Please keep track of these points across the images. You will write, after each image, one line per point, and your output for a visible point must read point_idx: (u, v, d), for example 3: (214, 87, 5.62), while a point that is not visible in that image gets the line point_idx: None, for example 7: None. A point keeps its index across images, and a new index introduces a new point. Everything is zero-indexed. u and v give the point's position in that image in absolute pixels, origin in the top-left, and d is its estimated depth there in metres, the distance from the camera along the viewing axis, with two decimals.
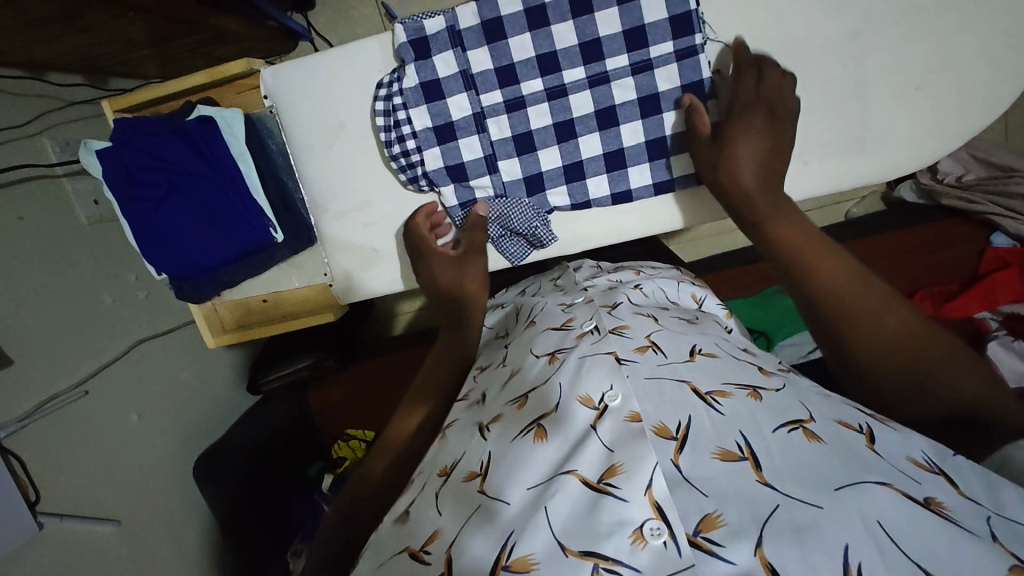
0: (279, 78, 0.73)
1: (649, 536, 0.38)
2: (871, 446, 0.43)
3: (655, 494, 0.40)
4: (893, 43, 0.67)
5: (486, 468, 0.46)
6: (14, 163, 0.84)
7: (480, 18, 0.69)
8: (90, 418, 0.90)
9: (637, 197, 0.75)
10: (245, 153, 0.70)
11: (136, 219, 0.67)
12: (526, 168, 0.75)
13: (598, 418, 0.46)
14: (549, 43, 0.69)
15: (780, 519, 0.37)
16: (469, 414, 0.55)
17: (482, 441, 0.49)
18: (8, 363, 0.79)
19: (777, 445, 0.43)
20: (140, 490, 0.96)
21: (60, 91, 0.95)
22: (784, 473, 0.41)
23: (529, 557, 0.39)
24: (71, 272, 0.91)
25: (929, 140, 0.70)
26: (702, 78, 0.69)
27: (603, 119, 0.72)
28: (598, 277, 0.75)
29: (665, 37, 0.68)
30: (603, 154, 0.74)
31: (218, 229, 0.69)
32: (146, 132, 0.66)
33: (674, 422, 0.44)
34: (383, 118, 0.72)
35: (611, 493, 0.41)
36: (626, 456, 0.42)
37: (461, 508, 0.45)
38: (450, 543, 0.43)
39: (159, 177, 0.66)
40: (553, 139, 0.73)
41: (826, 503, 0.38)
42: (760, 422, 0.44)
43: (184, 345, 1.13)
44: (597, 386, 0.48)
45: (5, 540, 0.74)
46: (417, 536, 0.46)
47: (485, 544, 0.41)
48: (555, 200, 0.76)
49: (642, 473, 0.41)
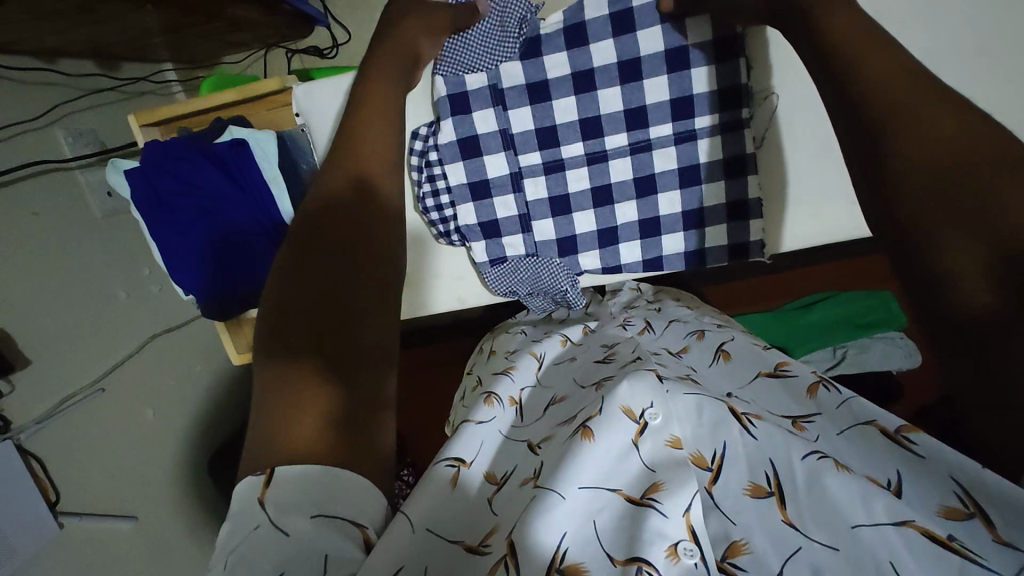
0: (311, 97, 0.66)
1: (682, 554, 0.36)
2: (897, 496, 0.38)
3: (692, 517, 0.38)
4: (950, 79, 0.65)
5: (540, 472, 0.44)
6: (29, 157, 0.82)
7: (524, 81, 0.66)
8: (107, 416, 0.90)
9: (667, 266, 0.73)
10: (277, 176, 0.67)
11: (164, 245, 0.66)
12: (559, 230, 0.73)
13: (638, 435, 0.44)
14: (594, 107, 0.66)
15: (802, 559, 0.36)
16: (529, 430, 0.53)
17: (532, 455, 0.47)
18: (27, 364, 0.78)
19: (808, 475, 0.40)
20: (158, 485, 0.97)
21: (74, 79, 0.92)
22: (809, 509, 0.39)
23: (580, 563, 0.36)
24: (86, 267, 0.90)
25: None
26: (745, 152, 0.66)
27: (642, 186, 0.69)
28: (636, 314, 0.75)
29: (708, 110, 0.65)
30: (638, 221, 0.71)
31: (248, 252, 0.67)
32: (175, 157, 0.65)
33: (709, 451, 0.43)
34: (417, 173, 0.71)
35: (652, 506, 0.39)
36: (669, 477, 0.40)
37: (515, 506, 0.41)
38: (510, 529, 0.39)
39: (188, 202, 0.66)
40: (589, 204, 0.71)
41: (843, 546, 0.36)
42: (790, 447, 0.42)
43: (197, 338, 1.13)
44: (639, 399, 0.45)
45: (28, 542, 0.75)
46: (470, 530, 0.40)
47: (531, 536, 0.37)
48: (586, 263, 0.74)
49: (684, 493, 0.39)
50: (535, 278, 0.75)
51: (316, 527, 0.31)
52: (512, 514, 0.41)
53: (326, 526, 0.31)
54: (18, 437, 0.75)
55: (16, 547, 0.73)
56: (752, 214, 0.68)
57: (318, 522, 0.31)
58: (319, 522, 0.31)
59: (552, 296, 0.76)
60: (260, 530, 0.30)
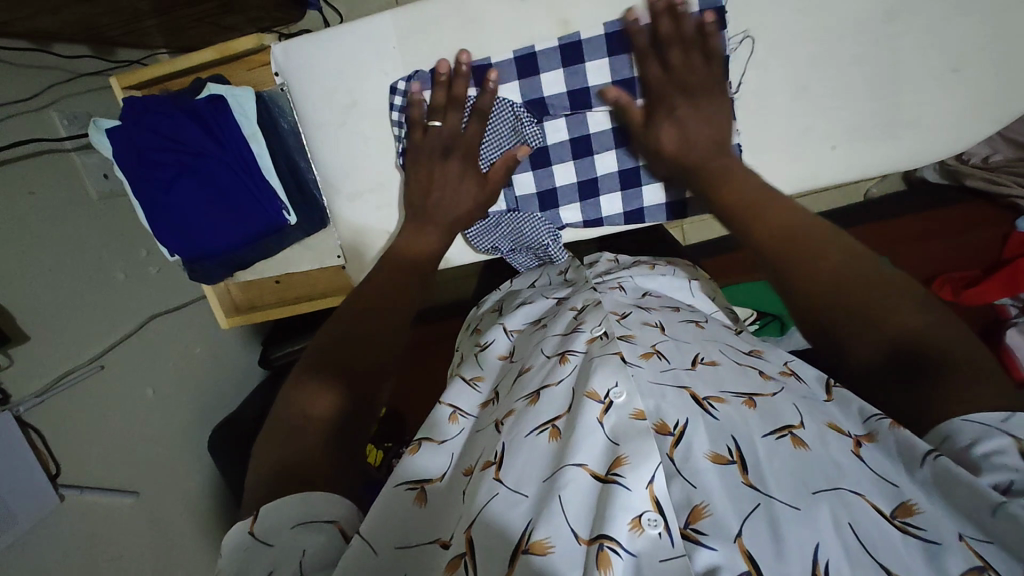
0: (291, 54, 0.69)
1: (646, 525, 0.38)
2: (857, 455, 0.41)
3: (655, 488, 0.39)
4: (932, 21, 0.64)
5: (501, 456, 0.44)
6: (24, 137, 0.83)
7: (513, 53, 0.68)
8: (107, 393, 0.91)
9: (648, 217, 0.74)
10: (257, 133, 0.70)
11: (148, 201, 0.68)
12: (539, 182, 0.74)
13: (603, 413, 0.44)
14: (582, 80, 0.68)
15: (761, 516, 0.36)
16: (495, 408, 0.53)
17: (497, 435, 0.48)
18: (26, 339, 0.79)
19: (768, 451, 0.41)
20: (158, 462, 0.98)
21: (67, 62, 0.93)
22: (771, 476, 0.39)
23: (546, 540, 0.37)
24: (84, 246, 0.91)
25: (956, 127, 0.69)
26: None
27: (621, 135, 0.70)
28: (610, 275, 0.72)
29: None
30: (618, 171, 0.72)
31: (234, 211, 0.71)
32: (155, 112, 0.66)
33: (673, 419, 0.43)
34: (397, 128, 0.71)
35: (616, 481, 0.39)
36: (632, 449, 0.41)
37: (476, 492, 0.43)
38: (470, 520, 0.40)
39: (170, 158, 0.66)
40: (568, 155, 0.72)
41: (803, 505, 0.37)
42: (751, 427, 0.42)
43: (196, 320, 1.14)
44: (602, 381, 0.46)
45: (28, 514, 0.76)
46: (443, 528, 0.44)
47: (499, 528, 0.39)
48: (567, 216, 0.75)
49: (647, 465, 0.40)
50: (518, 233, 0.75)
51: (296, 535, 0.39)
52: (476, 499, 0.42)
53: (305, 531, 0.40)
54: (18, 409, 0.77)
55: (16, 516, 0.74)
56: None
57: (297, 530, 0.40)
58: (299, 529, 0.40)
59: (534, 251, 0.77)
60: (251, 550, 0.39)
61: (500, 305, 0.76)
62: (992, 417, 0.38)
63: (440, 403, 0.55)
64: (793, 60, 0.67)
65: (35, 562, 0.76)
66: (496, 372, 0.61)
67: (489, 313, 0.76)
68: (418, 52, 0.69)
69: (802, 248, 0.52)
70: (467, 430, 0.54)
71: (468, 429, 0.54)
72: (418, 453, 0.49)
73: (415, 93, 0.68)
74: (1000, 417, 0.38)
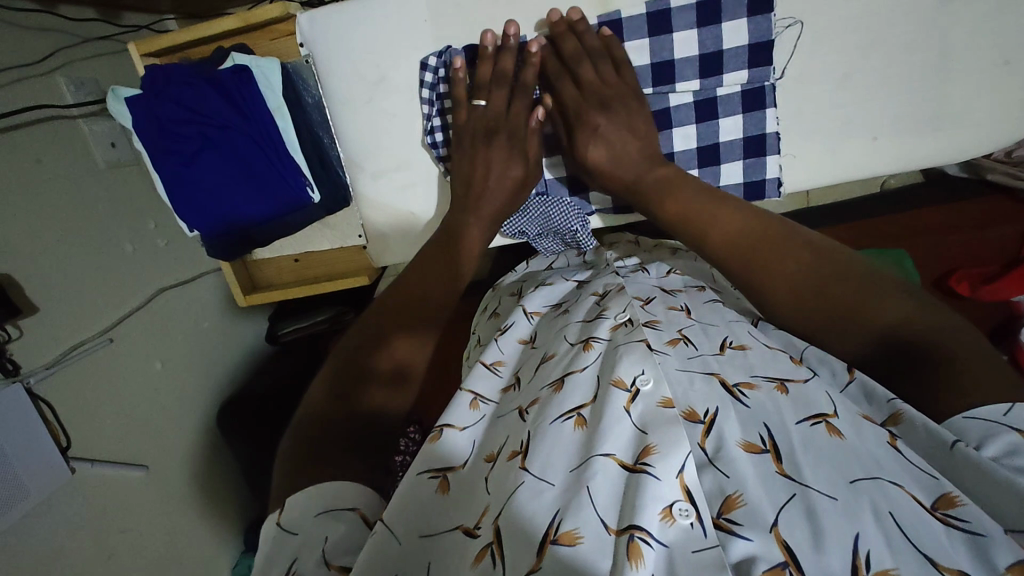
0: (317, 24, 0.67)
1: (677, 515, 0.36)
2: (894, 445, 0.39)
3: (686, 477, 0.37)
4: (986, 9, 0.62)
5: (527, 445, 0.42)
6: (30, 103, 0.80)
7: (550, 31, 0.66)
8: (117, 367, 0.90)
9: None
10: (282, 106, 0.68)
11: (169, 175, 0.67)
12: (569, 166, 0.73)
13: (629, 402, 0.42)
14: None
15: (796, 506, 0.35)
16: (517, 396, 0.52)
17: (522, 421, 0.46)
18: (35, 310, 0.78)
19: (801, 439, 0.40)
20: (167, 436, 0.98)
21: (75, 26, 0.91)
22: (806, 465, 0.38)
23: (575, 530, 0.36)
24: (94, 216, 0.89)
25: (1003, 120, 0.67)
26: (766, 84, 0.65)
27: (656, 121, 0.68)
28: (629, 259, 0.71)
29: (741, 65, 0.65)
30: None
31: (255, 183, 0.69)
32: (177, 83, 0.64)
33: (702, 407, 0.42)
34: (427, 106, 0.70)
35: (645, 471, 0.38)
36: (661, 437, 0.39)
37: (502, 483, 0.41)
38: (498, 511, 0.39)
39: (193, 131, 0.65)
40: None
41: (840, 495, 0.35)
42: (785, 413, 0.41)
43: (205, 294, 1.13)
44: (628, 368, 0.44)
45: (39, 486, 0.76)
46: (466, 510, 0.42)
47: (527, 517, 0.37)
48: (597, 202, 0.73)
49: (676, 453, 0.38)
50: (546, 218, 0.74)
51: (320, 521, 0.39)
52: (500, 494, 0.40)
53: (329, 519, 0.39)
54: (28, 381, 0.76)
55: (29, 488, 0.74)
56: (768, 149, 0.68)
57: (321, 518, 0.39)
58: (322, 517, 0.39)
59: (561, 237, 0.76)
60: (276, 538, 0.39)
61: (519, 288, 0.74)
62: (995, 411, 0.38)
63: (462, 389, 0.52)
64: (836, 47, 0.65)
65: (47, 532, 0.76)
66: (519, 358, 0.59)
67: (507, 296, 0.74)
68: (450, 28, 0.67)
69: (773, 246, 0.51)
70: (489, 417, 0.51)
71: (489, 416, 0.52)
72: (440, 440, 0.47)
73: (459, 69, 0.65)
74: (1003, 411, 0.38)
